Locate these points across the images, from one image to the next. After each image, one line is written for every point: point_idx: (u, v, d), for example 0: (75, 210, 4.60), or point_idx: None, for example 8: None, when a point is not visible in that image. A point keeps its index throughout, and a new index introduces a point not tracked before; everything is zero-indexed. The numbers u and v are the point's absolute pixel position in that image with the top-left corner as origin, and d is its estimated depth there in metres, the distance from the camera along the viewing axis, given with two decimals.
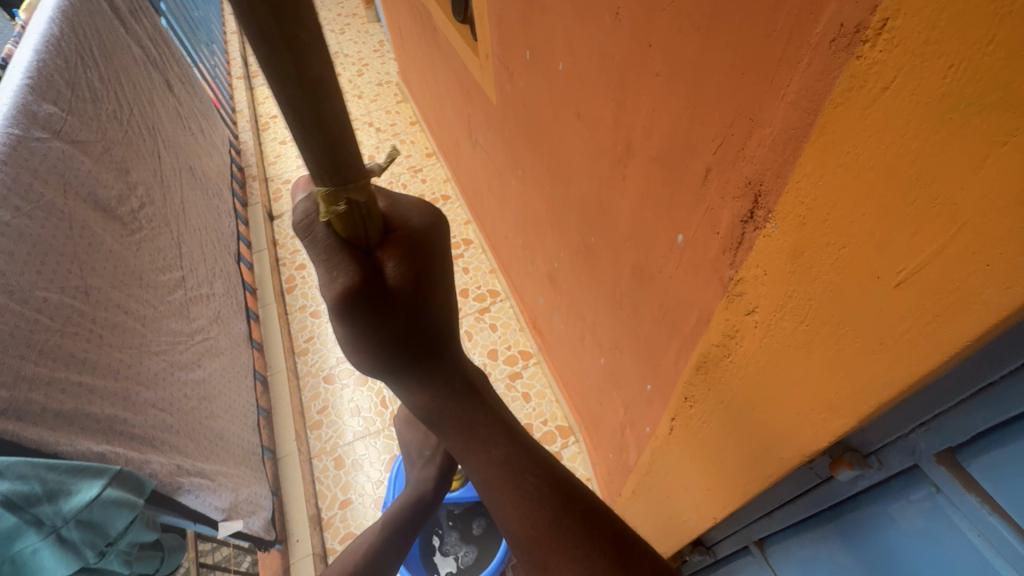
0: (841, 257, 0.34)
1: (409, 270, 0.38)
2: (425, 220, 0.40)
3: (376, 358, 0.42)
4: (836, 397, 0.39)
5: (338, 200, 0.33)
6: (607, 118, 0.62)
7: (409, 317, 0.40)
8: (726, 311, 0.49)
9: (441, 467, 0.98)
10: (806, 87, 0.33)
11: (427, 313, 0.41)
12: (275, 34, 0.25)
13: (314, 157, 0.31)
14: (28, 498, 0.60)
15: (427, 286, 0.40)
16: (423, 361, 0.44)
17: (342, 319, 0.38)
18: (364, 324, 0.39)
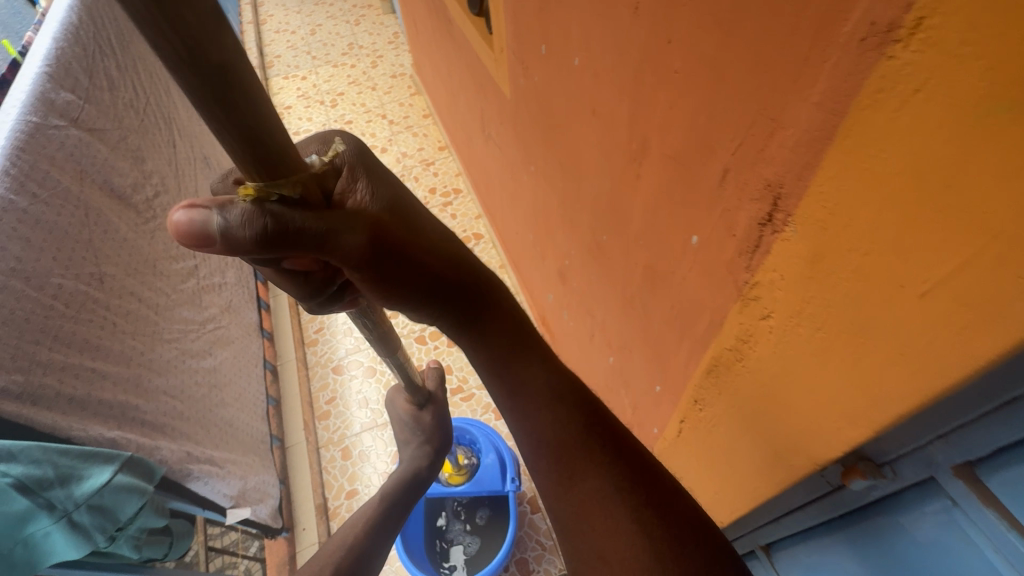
0: (863, 264, 0.33)
1: (377, 202, 0.43)
2: (351, 154, 0.42)
3: (413, 296, 0.49)
4: (853, 407, 0.38)
5: (272, 195, 0.36)
6: (623, 115, 0.61)
7: (420, 247, 0.46)
8: (740, 315, 0.48)
9: (434, 447, 0.95)
10: (832, 88, 0.32)
11: (427, 235, 0.47)
12: (175, 41, 0.25)
13: (243, 158, 0.33)
14: (41, 482, 0.61)
15: (400, 208, 0.45)
16: (451, 294, 0.50)
17: (369, 277, 0.45)
18: (392, 272, 0.45)
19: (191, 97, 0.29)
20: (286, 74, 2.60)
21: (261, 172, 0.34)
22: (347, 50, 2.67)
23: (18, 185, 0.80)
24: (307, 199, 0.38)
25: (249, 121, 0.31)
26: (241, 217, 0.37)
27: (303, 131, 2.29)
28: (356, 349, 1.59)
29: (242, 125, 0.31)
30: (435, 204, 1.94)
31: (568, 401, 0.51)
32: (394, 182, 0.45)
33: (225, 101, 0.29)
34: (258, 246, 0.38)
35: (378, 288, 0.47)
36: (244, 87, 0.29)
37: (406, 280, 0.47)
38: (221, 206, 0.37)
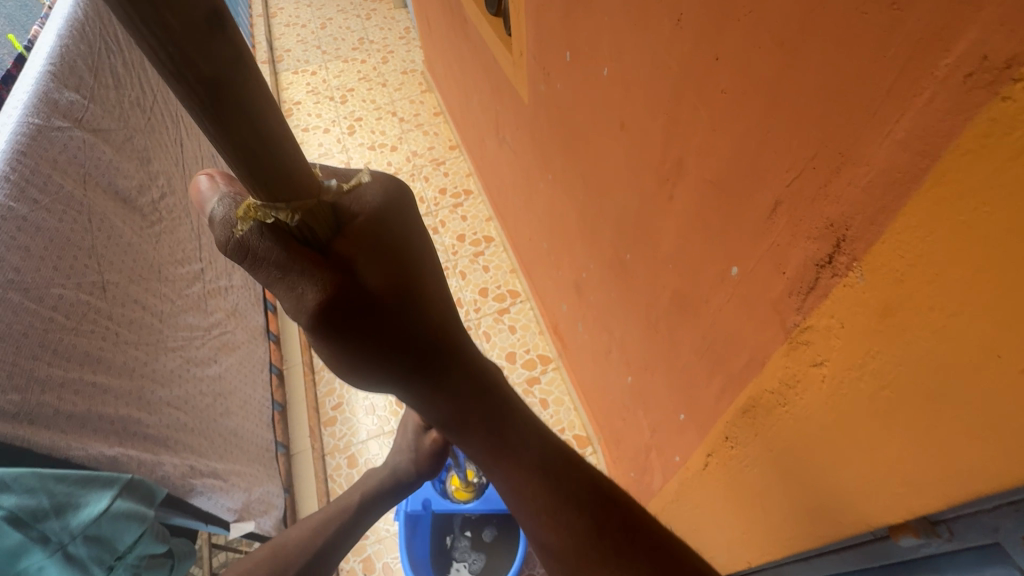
0: (947, 325, 0.29)
1: (377, 260, 0.33)
2: (384, 196, 0.34)
3: (374, 375, 0.38)
4: (920, 475, 0.35)
5: (268, 216, 0.30)
6: (657, 132, 0.57)
7: (398, 323, 0.36)
8: (786, 358, 0.45)
9: (421, 468, 0.89)
10: (923, 127, 0.28)
11: (416, 310, 0.36)
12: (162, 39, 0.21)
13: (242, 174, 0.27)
14: (35, 513, 0.59)
15: (404, 270, 0.35)
16: (422, 376, 0.39)
17: (320, 344, 0.34)
18: (347, 345, 0.35)
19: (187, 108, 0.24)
20: (296, 69, 2.56)
21: (259, 190, 0.28)
22: (358, 45, 2.63)
23: (18, 192, 0.77)
24: (307, 229, 0.31)
25: (246, 137, 0.25)
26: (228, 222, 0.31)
27: (313, 128, 2.26)
28: None
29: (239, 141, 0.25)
30: (445, 205, 1.90)
31: (561, 470, 0.45)
32: (415, 239, 0.35)
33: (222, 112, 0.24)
34: (239, 258, 0.32)
35: (332, 358, 0.36)
36: (244, 102, 0.24)
37: (365, 357, 0.36)
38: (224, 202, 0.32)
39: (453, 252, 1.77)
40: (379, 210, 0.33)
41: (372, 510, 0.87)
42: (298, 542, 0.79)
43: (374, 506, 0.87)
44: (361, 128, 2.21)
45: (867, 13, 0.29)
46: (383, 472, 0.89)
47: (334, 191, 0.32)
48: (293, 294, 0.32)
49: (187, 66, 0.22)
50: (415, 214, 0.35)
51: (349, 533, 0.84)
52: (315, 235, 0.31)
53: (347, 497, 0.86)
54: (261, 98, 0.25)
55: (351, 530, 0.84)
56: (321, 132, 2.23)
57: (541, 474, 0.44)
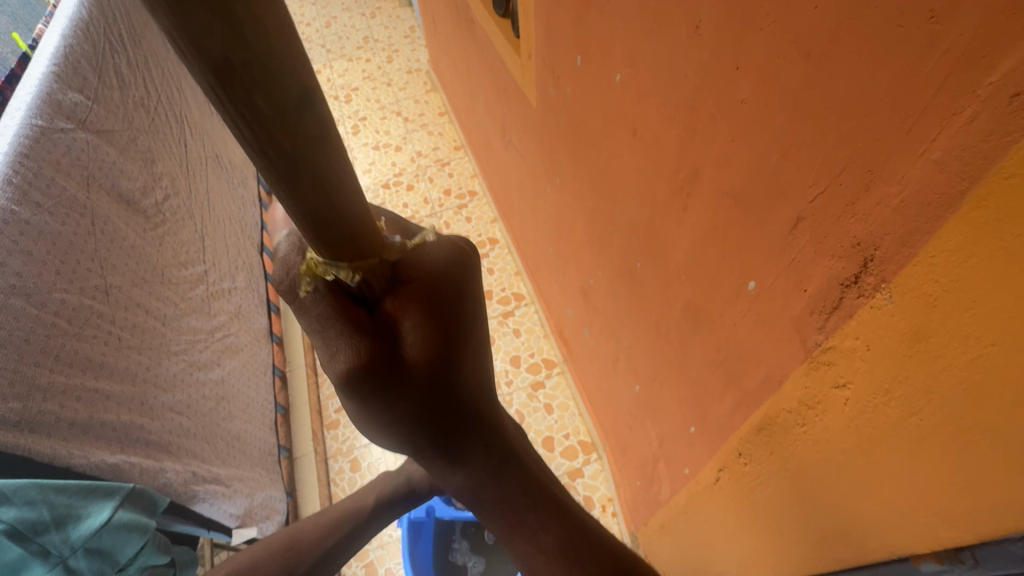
0: (984, 356, 0.28)
1: (421, 326, 0.34)
2: (443, 262, 0.35)
3: (400, 435, 0.38)
4: (949, 506, 0.33)
5: (328, 273, 0.30)
6: (671, 141, 0.55)
7: (432, 390, 0.35)
8: (806, 377, 0.43)
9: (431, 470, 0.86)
10: (963, 147, 0.27)
11: (454, 378, 0.36)
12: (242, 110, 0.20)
13: (308, 235, 0.27)
14: (35, 526, 0.58)
15: (451, 334, 0.35)
16: (450, 440, 0.39)
17: (350, 397, 0.35)
18: (374, 403, 0.35)
19: (262, 170, 0.24)
20: None
21: (325, 253, 0.29)
22: (362, 44, 2.61)
23: (21, 195, 0.76)
24: (367, 286, 0.32)
25: (316, 199, 0.25)
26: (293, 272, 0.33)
27: None
28: None
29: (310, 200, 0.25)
30: (450, 206, 1.89)
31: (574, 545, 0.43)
32: (464, 307, 0.36)
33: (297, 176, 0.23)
34: (293, 303, 0.33)
35: (361, 414, 0.37)
36: (321, 172, 0.24)
37: (391, 416, 0.36)
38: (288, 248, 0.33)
39: None
40: (437, 277, 0.35)
41: (383, 515, 0.84)
42: (312, 536, 0.76)
43: (385, 511, 0.84)
44: (366, 128, 2.20)
45: (902, 26, 0.28)
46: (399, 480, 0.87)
47: (399, 250, 0.33)
48: (332, 351, 0.33)
49: (266, 131, 0.21)
50: (472, 277, 0.37)
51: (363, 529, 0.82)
52: (370, 294, 0.33)
53: (361, 499, 0.84)
54: (337, 162, 0.24)
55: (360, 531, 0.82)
56: None
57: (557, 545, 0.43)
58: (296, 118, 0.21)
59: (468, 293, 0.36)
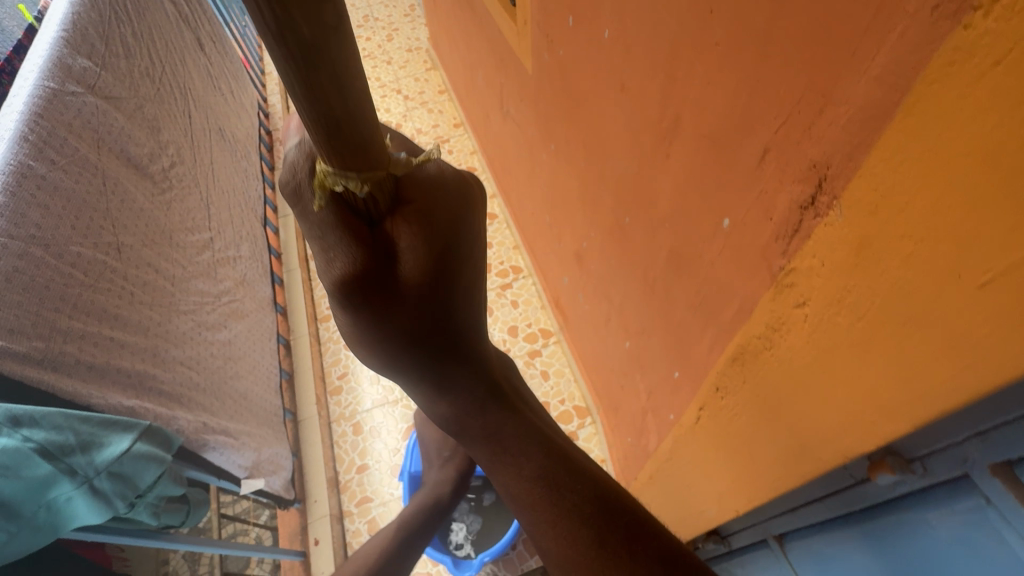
0: (914, 252, 0.32)
1: (418, 246, 0.35)
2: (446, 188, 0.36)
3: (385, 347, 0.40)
4: (890, 400, 0.37)
5: (337, 184, 0.31)
6: (655, 91, 0.58)
7: (421, 308, 0.38)
8: (773, 302, 0.47)
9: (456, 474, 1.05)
10: (895, 62, 0.30)
11: (444, 299, 0.39)
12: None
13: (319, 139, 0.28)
14: (63, 447, 0.62)
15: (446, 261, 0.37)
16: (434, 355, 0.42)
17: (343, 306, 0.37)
18: (365, 313, 0.37)
19: (278, 62, 0.24)
20: None
21: (334, 160, 0.29)
22: (362, 22, 2.62)
23: (37, 153, 0.80)
24: (373, 200, 0.33)
25: (326, 92, 0.25)
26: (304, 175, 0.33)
27: None
28: None
29: (319, 97, 0.25)
30: None
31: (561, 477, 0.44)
32: (461, 234, 0.38)
33: (308, 63, 0.23)
34: (296, 206, 0.34)
35: (350, 324, 0.39)
36: (334, 62, 0.24)
37: (379, 328, 0.38)
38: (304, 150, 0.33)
39: None
40: (438, 199, 0.36)
41: None
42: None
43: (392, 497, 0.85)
44: None
45: None
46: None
47: (404, 166, 0.35)
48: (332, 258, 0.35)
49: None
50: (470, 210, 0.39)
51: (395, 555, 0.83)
52: (374, 210, 0.34)
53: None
54: (349, 57, 0.24)
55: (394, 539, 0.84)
56: None
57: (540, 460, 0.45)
58: None
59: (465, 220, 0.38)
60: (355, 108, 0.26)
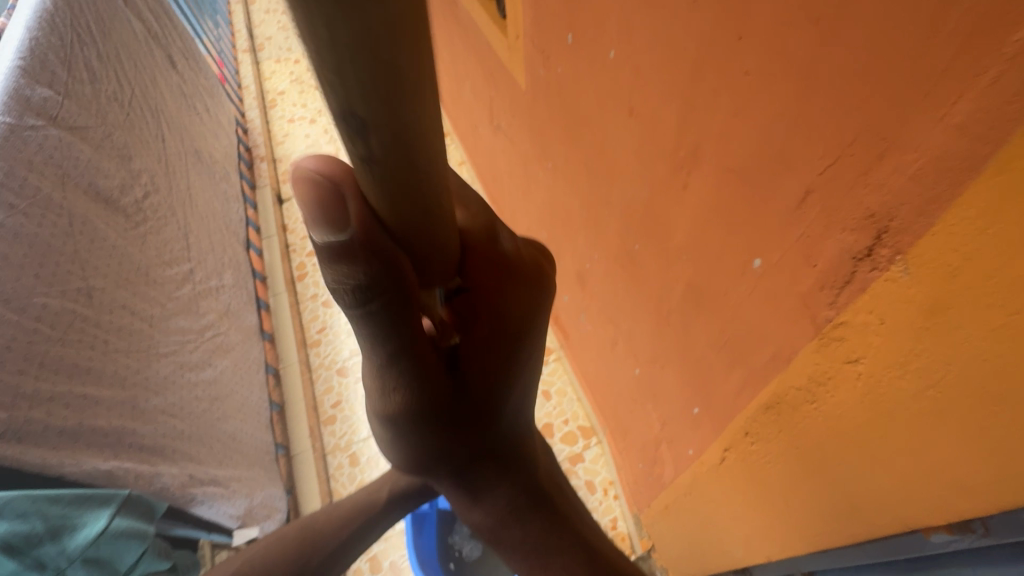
0: (1008, 325, 0.27)
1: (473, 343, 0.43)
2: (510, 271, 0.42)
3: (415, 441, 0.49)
4: (969, 478, 0.33)
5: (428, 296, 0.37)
6: (670, 117, 0.54)
7: (463, 405, 0.46)
8: (816, 355, 0.43)
9: None
10: (982, 111, 0.26)
11: (484, 398, 0.47)
12: (385, 127, 0.21)
13: (377, 197, 0.26)
14: (28, 538, 0.57)
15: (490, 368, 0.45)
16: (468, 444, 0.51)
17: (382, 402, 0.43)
18: (418, 421, 0.45)
19: (377, 191, 0.25)
20: (278, 57, 2.41)
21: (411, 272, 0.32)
22: None
23: None
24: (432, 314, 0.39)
25: (416, 165, 0.24)
26: (330, 258, 0.28)
27: (299, 117, 2.16)
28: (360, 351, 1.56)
29: (404, 166, 0.23)
30: None
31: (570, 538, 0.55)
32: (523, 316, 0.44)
33: (394, 142, 0.22)
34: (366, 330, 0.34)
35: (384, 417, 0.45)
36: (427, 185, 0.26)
37: (427, 423, 0.46)
38: (333, 221, 0.26)
39: None
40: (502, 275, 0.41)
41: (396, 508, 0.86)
42: (326, 533, 0.78)
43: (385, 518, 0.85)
44: None
45: None
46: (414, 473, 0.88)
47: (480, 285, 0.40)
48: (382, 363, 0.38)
49: (393, 126, 0.21)
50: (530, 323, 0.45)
51: (363, 537, 0.82)
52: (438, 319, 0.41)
53: (377, 490, 0.86)
54: (434, 192, 0.26)
55: (374, 526, 0.84)
56: (307, 122, 2.14)
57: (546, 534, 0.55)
58: (421, 117, 0.22)
59: (537, 297, 0.44)
60: (432, 230, 0.29)
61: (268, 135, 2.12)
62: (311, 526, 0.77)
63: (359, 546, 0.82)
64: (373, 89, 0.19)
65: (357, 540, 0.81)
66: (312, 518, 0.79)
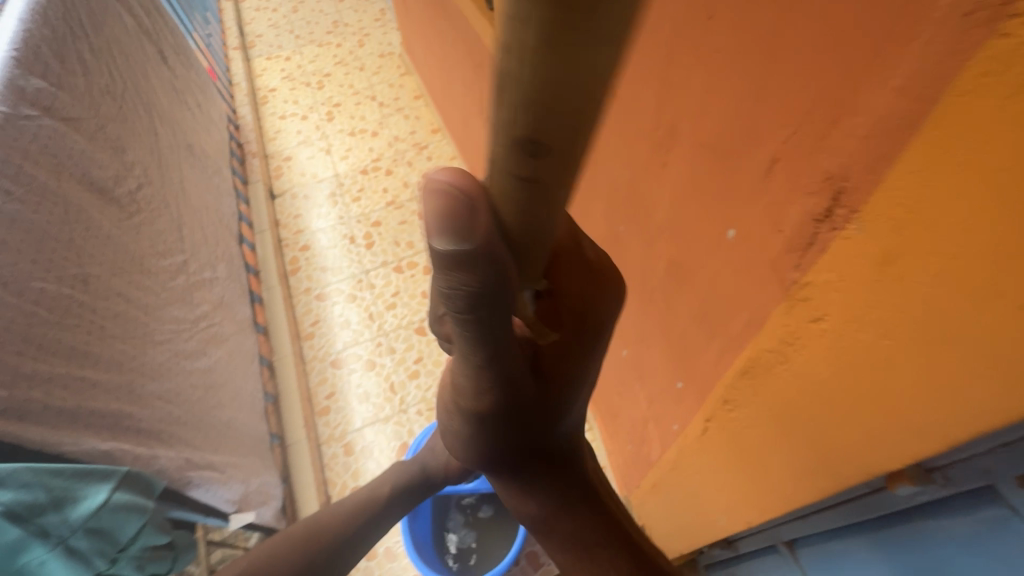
0: (947, 270, 0.30)
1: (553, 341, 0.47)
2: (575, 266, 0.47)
3: (488, 438, 0.53)
4: (919, 419, 0.35)
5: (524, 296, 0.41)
6: (649, 98, 0.56)
7: (532, 401, 0.50)
8: (785, 316, 0.45)
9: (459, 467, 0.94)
10: (919, 72, 0.28)
11: (551, 393, 0.52)
12: (549, 84, 0.21)
13: (512, 209, 0.29)
14: (32, 508, 0.58)
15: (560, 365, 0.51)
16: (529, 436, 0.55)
17: (467, 397, 0.47)
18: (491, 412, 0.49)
19: (513, 196, 0.28)
20: (269, 54, 2.41)
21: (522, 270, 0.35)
22: (332, 28, 2.47)
23: None
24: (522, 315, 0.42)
25: (564, 128, 0.23)
26: (445, 266, 0.31)
27: (290, 114, 2.17)
28: (353, 343, 1.57)
29: (552, 127, 0.23)
30: None
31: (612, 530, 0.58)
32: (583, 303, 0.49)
33: (547, 111, 0.22)
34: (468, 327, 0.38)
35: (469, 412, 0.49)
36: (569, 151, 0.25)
37: (498, 415, 0.50)
38: (462, 223, 0.28)
39: None
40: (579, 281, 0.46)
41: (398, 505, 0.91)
42: (333, 529, 0.80)
43: (390, 515, 0.89)
44: (340, 115, 2.12)
45: None
46: (414, 468, 0.92)
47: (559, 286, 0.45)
48: (480, 364, 0.42)
49: (554, 82, 0.21)
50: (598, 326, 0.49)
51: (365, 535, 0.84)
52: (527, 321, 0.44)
53: (378, 490, 0.89)
54: (571, 161, 0.26)
55: (377, 522, 0.86)
56: (298, 118, 2.15)
57: (588, 519, 0.59)
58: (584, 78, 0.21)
59: (608, 300, 0.49)
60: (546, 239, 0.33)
61: (259, 131, 2.13)
62: (320, 525, 0.79)
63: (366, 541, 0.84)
64: (527, 89, 0.21)
65: (365, 532, 0.84)
66: (319, 518, 0.81)
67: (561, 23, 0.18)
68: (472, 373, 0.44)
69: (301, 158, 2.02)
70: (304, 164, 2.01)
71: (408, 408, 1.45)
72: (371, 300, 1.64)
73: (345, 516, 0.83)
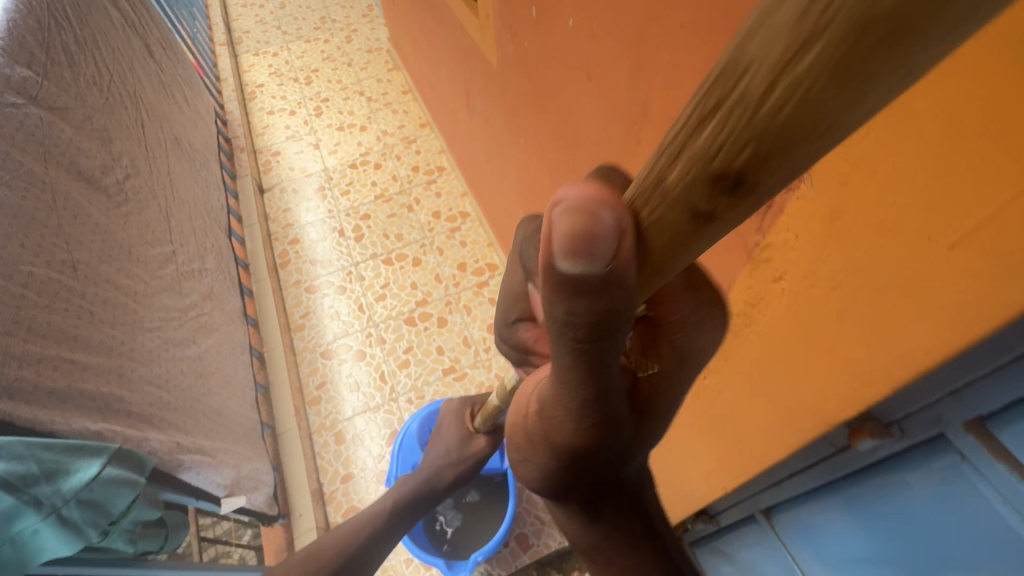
0: (887, 217, 0.32)
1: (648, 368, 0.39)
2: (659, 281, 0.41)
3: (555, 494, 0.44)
4: (867, 365, 0.38)
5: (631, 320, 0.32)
6: (622, 77, 0.58)
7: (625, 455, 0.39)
8: (751, 278, 0.48)
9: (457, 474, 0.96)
10: None
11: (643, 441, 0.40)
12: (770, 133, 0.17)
13: (660, 215, 0.22)
14: (25, 478, 0.60)
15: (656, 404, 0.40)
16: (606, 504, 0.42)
17: (542, 446, 0.40)
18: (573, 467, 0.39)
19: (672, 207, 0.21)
20: (256, 50, 2.41)
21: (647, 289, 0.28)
22: (319, 23, 2.47)
23: None
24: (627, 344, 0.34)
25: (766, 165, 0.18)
26: (566, 295, 0.24)
27: (278, 109, 2.17)
28: (344, 333, 1.58)
29: (756, 164, 0.18)
30: (419, 181, 1.86)
31: None
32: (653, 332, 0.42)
33: (753, 149, 0.18)
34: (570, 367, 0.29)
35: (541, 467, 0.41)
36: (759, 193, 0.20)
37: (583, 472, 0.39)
38: (589, 239, 0.22)
39: (428, 230, 1.75)
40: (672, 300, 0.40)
41: (405, 514, 0.91)
42: (332, 546, 0.84)
43: (394, 534, 0.90)
44: (329, 109, 2.12)
45: None
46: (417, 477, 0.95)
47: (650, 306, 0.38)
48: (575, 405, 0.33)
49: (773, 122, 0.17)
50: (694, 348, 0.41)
51: (382, 540, 0.88)
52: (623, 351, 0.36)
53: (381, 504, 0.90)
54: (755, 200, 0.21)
55: (395, 528, 0.89)
56: (286, 113, 2.15)
57: None
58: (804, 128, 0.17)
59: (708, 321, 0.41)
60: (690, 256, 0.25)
61: (248, 126, 2.13)
62: (318, 545, 0.84)
63: (385, 545, 0.88)
64: (760, 135, 0.17)
65: (373, 550, 0.87)
66: (320, 542, 0.84)
67: (843, 61, 0.14)
68: (553, 424, 0.36)
69: (290, 153, 2.02)
70: (293, 158, 2.02)
71: (399, 397, 1.47)
72: (361, 292, 1.66)
73: (350, 531, 0.87)
